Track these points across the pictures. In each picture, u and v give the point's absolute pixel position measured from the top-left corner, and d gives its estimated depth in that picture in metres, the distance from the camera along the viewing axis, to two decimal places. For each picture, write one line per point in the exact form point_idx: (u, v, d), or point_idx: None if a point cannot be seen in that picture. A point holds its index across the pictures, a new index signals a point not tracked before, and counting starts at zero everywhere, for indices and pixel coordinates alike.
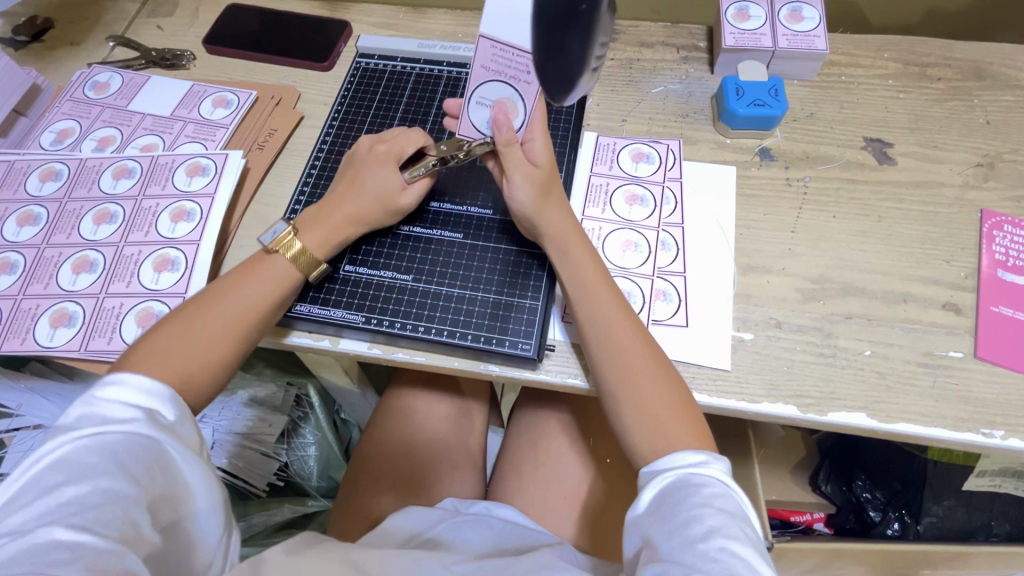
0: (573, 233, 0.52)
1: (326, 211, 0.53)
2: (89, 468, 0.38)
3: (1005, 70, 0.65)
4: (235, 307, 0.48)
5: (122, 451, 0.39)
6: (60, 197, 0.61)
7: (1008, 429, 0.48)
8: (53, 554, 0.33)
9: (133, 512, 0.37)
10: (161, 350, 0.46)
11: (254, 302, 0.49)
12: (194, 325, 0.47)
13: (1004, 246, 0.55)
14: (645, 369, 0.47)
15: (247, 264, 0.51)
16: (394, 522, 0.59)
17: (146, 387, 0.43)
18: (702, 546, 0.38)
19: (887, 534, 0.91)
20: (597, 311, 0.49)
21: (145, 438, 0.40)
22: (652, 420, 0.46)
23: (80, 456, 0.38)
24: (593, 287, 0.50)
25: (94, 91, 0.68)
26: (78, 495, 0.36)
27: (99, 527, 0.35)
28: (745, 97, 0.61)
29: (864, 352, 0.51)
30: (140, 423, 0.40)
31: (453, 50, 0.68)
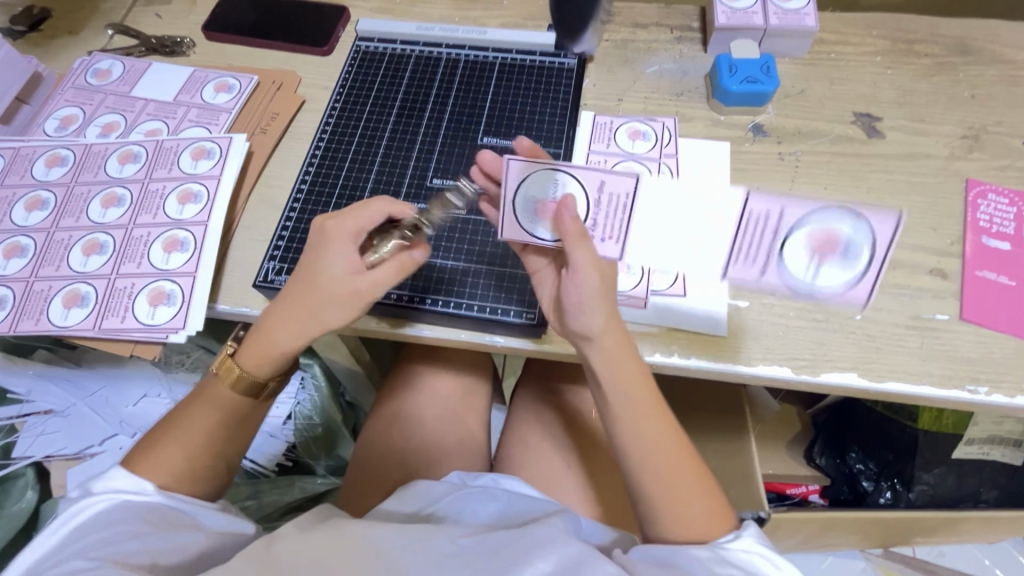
0: (623, 344, 0.48)
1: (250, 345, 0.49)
2: (92, 526, 0.43)
3: (989, 45, 0.67)
4: (224, 413, 0.49)
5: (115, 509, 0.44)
6: (67, 181, 0.61)
7: (991, 386, 0.50)
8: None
9: (140, 541, 0.42)
10: (162, 458, 0.47)
11: (237, 407, 0.50)
12: (192, 432, 0.48)
13: (988, 213, 0.57)
14: (687, 479, 0.48)
15: (205, 386, 0.50)
16: (402, 496, 0.60)
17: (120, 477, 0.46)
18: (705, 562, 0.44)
19: (880, 503, 0.93)
20: (642, 429, 0.48)
21: (135, 492, 0.45)
22: (687, 523, 0.47)
23: (82, 520, 0.44)
24: (634, 400, 0.48)
25: (96, 78, 0.69)
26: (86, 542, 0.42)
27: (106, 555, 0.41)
28: (737, 74, 0.62)
29: (855, 316, 0.53)
30: (123, 482, 0.46)
31: (451, 32, 0.69)
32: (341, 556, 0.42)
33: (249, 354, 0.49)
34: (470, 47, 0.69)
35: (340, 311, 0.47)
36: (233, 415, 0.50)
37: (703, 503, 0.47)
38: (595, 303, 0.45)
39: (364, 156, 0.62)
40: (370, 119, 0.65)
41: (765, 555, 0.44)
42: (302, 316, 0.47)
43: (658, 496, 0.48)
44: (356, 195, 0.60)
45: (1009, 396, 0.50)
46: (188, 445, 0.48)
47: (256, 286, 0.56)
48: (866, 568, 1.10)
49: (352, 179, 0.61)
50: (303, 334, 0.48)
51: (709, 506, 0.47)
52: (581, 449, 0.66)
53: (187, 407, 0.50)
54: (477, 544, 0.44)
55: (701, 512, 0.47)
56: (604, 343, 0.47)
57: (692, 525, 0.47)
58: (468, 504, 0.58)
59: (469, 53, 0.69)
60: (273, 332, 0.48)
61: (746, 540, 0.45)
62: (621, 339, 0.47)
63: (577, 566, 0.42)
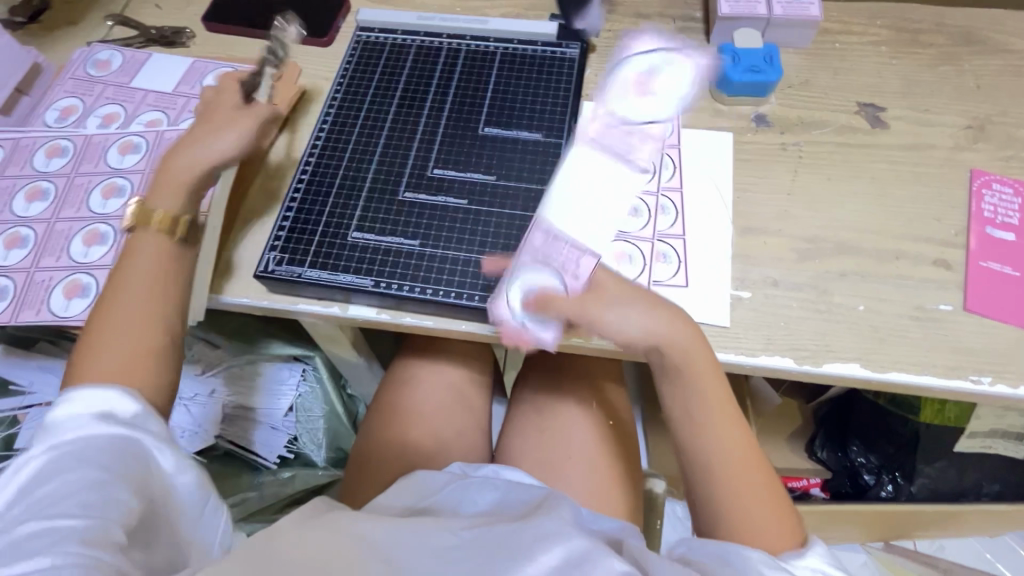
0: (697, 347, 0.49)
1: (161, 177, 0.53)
2: (60, 466, 0.41)
3: (994, 34, 0.67)
4: (132, 287, 0.49)
5: (86, 446, 0.42)
6: (67, 172, 0.61)
7: (995, 376, 0.50)
8: (34, 542, 0.37)
9: (112, 495, 0.41)
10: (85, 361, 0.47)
11: (149, 277, 0.49)
12: (105, 320, 0.48)
13: (992, 203, 0.57)
14: (759, 489, 0.47)
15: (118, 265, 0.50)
16: (403, 486, 0.60)
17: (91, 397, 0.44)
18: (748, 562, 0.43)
19: (882, 496, 0.95)
20: (716, 433, 0.48)
21: (112, 428, 0.43)
22: (760, 532, 0.46)
23: (50, 457, 0.42)
24: (707, 400, 0.48)
25: (96, 69, 0.69)
26: (52, 489, 0.40)
27: (77, 511, 0.39)
28: (741, 65, 0.62)
29: (858, 307, 0.53)
30: (98, 416, 0.44)
31: (452, 22, 0.68)
32: (342, 547, 0.43)
33: (166, 204, 0.51)
34: (471, 38, 0.69)
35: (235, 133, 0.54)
36: (141, 289, 0.49)
37: (771, 514, 0.47)
38: (655, 310, 0.48)
39: (365, 147, 0.62)
40: (370, 109, 0.64)
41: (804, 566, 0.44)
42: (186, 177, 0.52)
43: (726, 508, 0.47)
44: (357, 185, 0.60)
45: (1012, 386, 0.49)
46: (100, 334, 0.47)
47: (257, 276, 0.55)
48: (867, 561, 1.10)
49: (353, 170, 0.61)
50: (222, 150, 0.54)
51: (781, 518, 0.47)
52: (583, 441, 0.66)
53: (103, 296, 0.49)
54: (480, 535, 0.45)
55: (774, 521, 0.46)
56: (675, 347, 0.48)
57: (765, 540, 0.46)
58: (467, 494, 0.58)
59: (470, 43, 0.68)
60: (180, 168, 0.53)
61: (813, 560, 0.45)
62: (701, 355, 0.49)
63: (581, 560, 0.42)
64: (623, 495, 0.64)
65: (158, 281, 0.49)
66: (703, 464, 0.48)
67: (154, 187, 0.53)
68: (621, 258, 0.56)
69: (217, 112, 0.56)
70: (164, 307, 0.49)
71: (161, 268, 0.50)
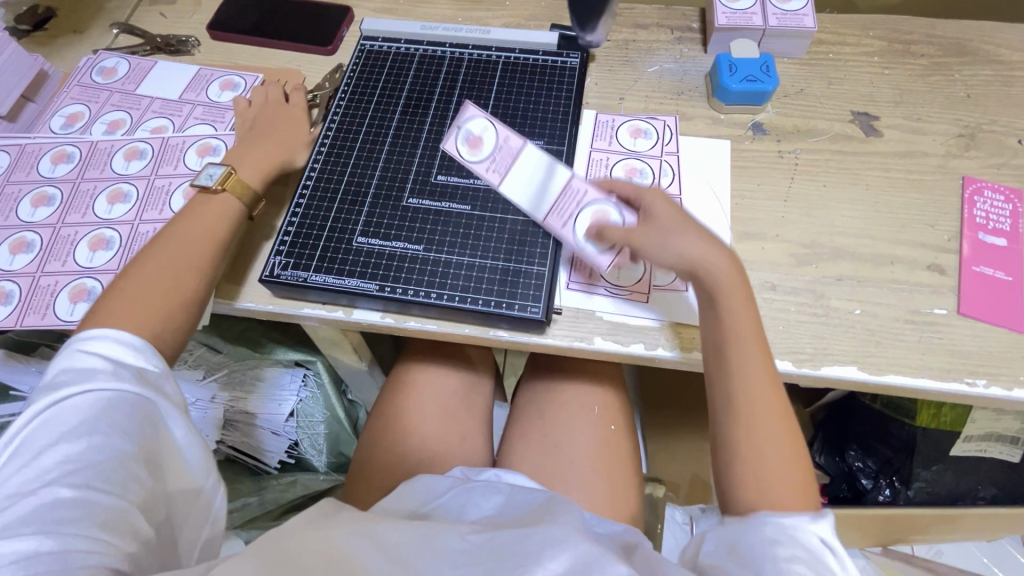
0: (738, 285, 0.50)
1: (245, 156, 0.59)
2: (81, 428, 0.42)
3: (984, 46, 0.68)
4: (193, 234, 0.53)
5: (110, 408, 0.44)
6: (73, 178, 0.62)
7: (989, 378, 0.51)
8: (56, 514, 0.39)
9: (130, 469, 0.43)
10: (134, 288, 0.50)
11: (207, 230, 0.54)
12: (164, 257, 0.52)
13: (984, 210, 0.58)
14: (775, 438, 0.47)
15: (182, 212, 0.55)
16: (406, 490, 0.60)
17: (125, 341, 0.47)
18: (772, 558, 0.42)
19: (878, 500, 0.96)
20: (751, 375, 0.48)
21: (136, 391, 0.45)
22: (774, 489, 0.46)
23: (70, 415, 0.43)
24: (740, 337, 0.49)
25: (102, 76, 0.69)
26: (73, 453, 0.41)
27: (98, 484, 0.41)
28: (737, 74, 0.63)
29: (855, 311, 0.54)
30: (123, 375, 0.45)
31: (455, 32, 0.70)
32: (349, 551, 0.43)
33: (245, 168, 0.58)
34: (473, 47, 0.70)
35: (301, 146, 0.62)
36: (199, 238, 0.53)
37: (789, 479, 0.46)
38: (698, 237, 0.50)
39: (370, 153, 0.63)
40: (375, 116, 0.65)
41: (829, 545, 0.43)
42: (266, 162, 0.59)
43: (745, 451, 0.47)
44: (361, 191, 0.61)
45: (1007, 388, 0.50)
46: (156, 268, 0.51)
47: (262, 281, 0.56)
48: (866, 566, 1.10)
49: (358, 176, 0.61)
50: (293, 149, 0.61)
51: (798, 488, 0.46)
52: (584, 445, 0.66)
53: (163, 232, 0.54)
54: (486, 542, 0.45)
55: (787, 479, 0.46)
56: (716, 274, 0.49)
57: (779, 501, 0.45)
58: (471, 499, 0.58)
59: (473, 52, 0.69)
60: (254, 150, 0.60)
61: (821, 528, 0.43)
62: (743, 295, 0.49)
63: (587, 568, 0.42)
64: (624, 497, 0.64)
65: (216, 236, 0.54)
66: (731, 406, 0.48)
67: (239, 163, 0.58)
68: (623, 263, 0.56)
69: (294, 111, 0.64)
70: (214, 268, 0.53)
71: (216, 233, 0.54)
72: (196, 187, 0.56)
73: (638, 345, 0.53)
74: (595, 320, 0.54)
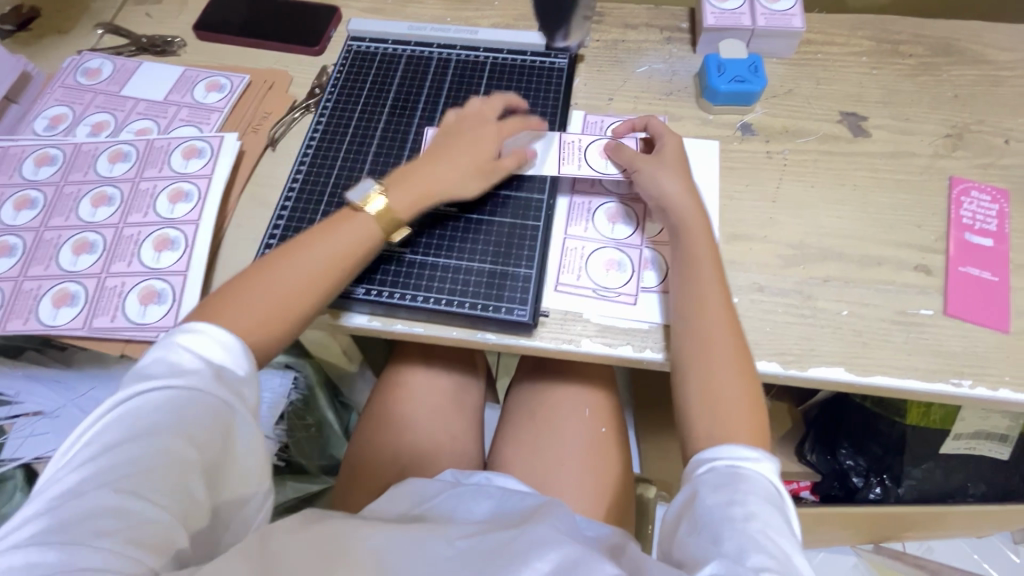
0: (695, 212, 0.53)
1: (413, 175, 0.55)
2: (149, 428, 0.42)
3: (972, 46, 0.69)
4: (322, 256, 0.51)
5: (179, 410, 0.43)
6: (57, 181, 0.61)
7: (975, 379, 0.51)
8: (100, 519, 0.38)
9: (184, 480, 0.41)
10: (238, 298, 0.49)
11: (339, 257, 0.51)
12: (281, 272, 0.50)
13: (971, 210, 0.58)
14: (723, 356, 0.48)
15: (336, 220, 0.53)
16: (394, 495, 0.60)
17: (224, 342, 0.46)
18: (725, 506, 0.42)
19: (870, 498, 0.96)
20: (704, 284, 0.51)
21: (209, 395, 0.44)
22: (728, 412, 0.46)
23: (144, 412, 0.43)
24: (693, 258, 0.52)
25: (86, 77, 0.69)
26: (134, 453, 0.41)
27: (147, 493, 0.40)
28: (726, 74, 0.63)
29: (841, 312, 0.54)
30: (203, 377, 0.44)
31: (442, 32, 0.69)
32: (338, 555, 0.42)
33: (395, 197, 0.54)
34: (461, 47, 0.69)
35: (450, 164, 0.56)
36: (313, 267, 0.51)
37: (745, 408, 0.47)
38: (672, 171, 0.55)
39: (356, 154, 0.63)
40: (361, 117, 0.65)
41: (779, 484, 0.44)
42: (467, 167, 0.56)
43: (696, 357, 0.48)
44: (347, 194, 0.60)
45: (992, 389, 0.51)
46: (264, 285, 0.49)
47: None
48: (857, 563, 1.11)
49: (344, 178, 0.61)
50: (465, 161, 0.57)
51: (752, 415, 0.47)
52: (575, 446, 0.66)
53: (314, 235, 0.52)
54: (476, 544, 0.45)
55: (738, 403, 0.47)
56: (677, 202, 0.54)
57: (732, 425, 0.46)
58: (460, 502, 0.58)
59: (460, 53, 0.69)
60: (432, 173, 0.56)
61: (762, 464, 0.44)
62: (700, 220, 0.53)
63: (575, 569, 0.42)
64: (614, 498, 0.64)
65: (335, 266, 0.51)
66: (687, 316, 0.50)
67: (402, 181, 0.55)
68: (610, 265, 0.56)
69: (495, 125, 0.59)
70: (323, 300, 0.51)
71: (332, 263, 0.51)
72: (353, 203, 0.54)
73: (626, 347, 0.53)
74: (583, 322, 0.54)
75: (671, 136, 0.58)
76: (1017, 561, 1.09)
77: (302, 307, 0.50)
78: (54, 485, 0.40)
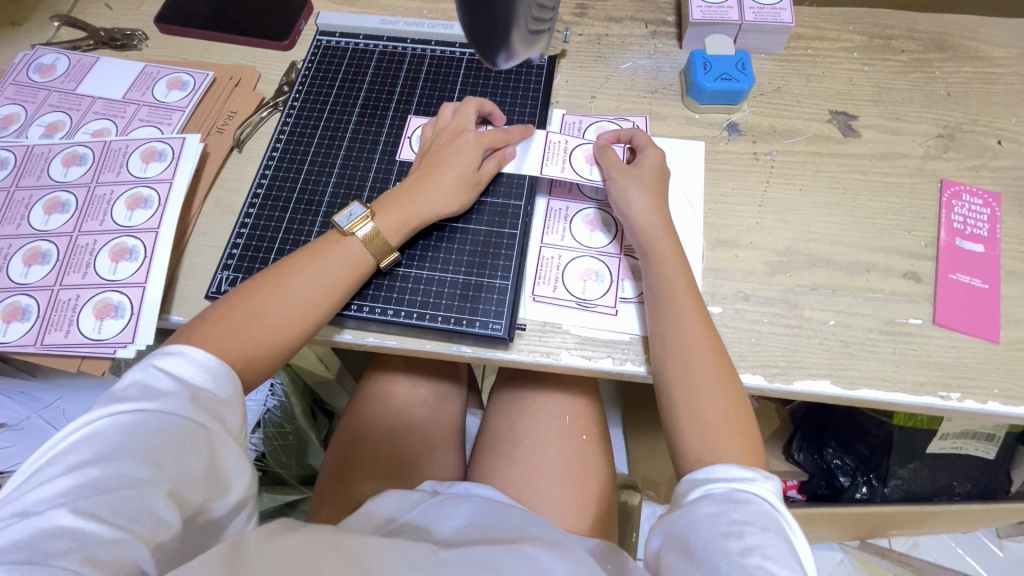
0: (662, 227, 0.52)
1: (404, 195, 0.53)
2: (117, 448, 0.38)
3: (965, 41, 0.66)
4: (314, 279, 0.49)
5: (152, 431, 0.40)
6: (7, 186, 0.58)
7: (964, 391, 0.50)
8: (52, 545, 0.34)
9: (152, 503, 0.37)
10: (221, 322, 0.46)
11: (329, 281, 0.49)
12: (269, 297, 0.48)
13: (962, 214, 0.57)
14: (710, 380, 0.46)
15: (321, 243, 0.51)
16: (372, 504, 0.57)
17: (202, 362, 0.43)
18: (721, 539, 0.39)
19: (856, 498, 0.94)
20: (684, 310, 0.48)
21: (186, 416, 0.41)
22: (717, 438, 0.45)
23: (114, 431, 0.39)
24: (670, 278, 0.50)
25: (39, 74, 0.65)
26: (96, 476, 0.37)
27: (110, 517, 0.36)
28: (712, 72, 0.61)
29: (829, 322, 0.52)
30: (179, 397, 0.41)
31: (416, 26, 0.66)
32: (316, 561, 0.39)
33: (386, 217, 0.52)
34: (436, 43, 0.66)
35: (443, 177, 0.54)
36: (295, 299, 0.48)
37: (732, 428, 0.45)
38: (645, 188, 0.53)
39: (325, 157, 0.60)
40: (331, 118, 0.62)
41: (775, 506, 0.41)
42: (458, 184, 0.54)
43: (675, 373, 0.47)
44: (315, 200, 0.57)
45: (981, 402, 0.49)
46: (251, 309, 0.47)
47: (209, 298, 0.53)
48: (843, 559, 1.11)
49: (312, 183, 0.58)
50: (453, 169, 0.54)
51: (739, 431, 0.45)
52: (557, 456, 0.65)
53: (303, 258, 0.50)
54: (460, 560, 0.43)
55: (726, 427, 0.45)
56: (648, 222, 0.52)
57: (722, 453, 0.44)
58: (441, 512, 0.56)
59: (435, 48, 0.66)
60: (421, 191, 0.53)
61: (764, 485, 0.41)
62: (671, 241, 0.51)
63: None
64: (598, 511, 0.63)
65: (325, 292, 0.49)
66: (673, 343, 0.48)
67: (391, 203, 0.53)
68: (590, 274, 0.54)
69: (478, 133, 0.56)
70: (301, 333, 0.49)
71: (318, 294, 0.49)
72: (337, 227, 0.52)
73: (606, 360, 0.51)
74: (563, 333, 0.52)
75: (654, 152, 0.55)
76: (1001, 555, 1.10)
77: (292, 335, 0.48)
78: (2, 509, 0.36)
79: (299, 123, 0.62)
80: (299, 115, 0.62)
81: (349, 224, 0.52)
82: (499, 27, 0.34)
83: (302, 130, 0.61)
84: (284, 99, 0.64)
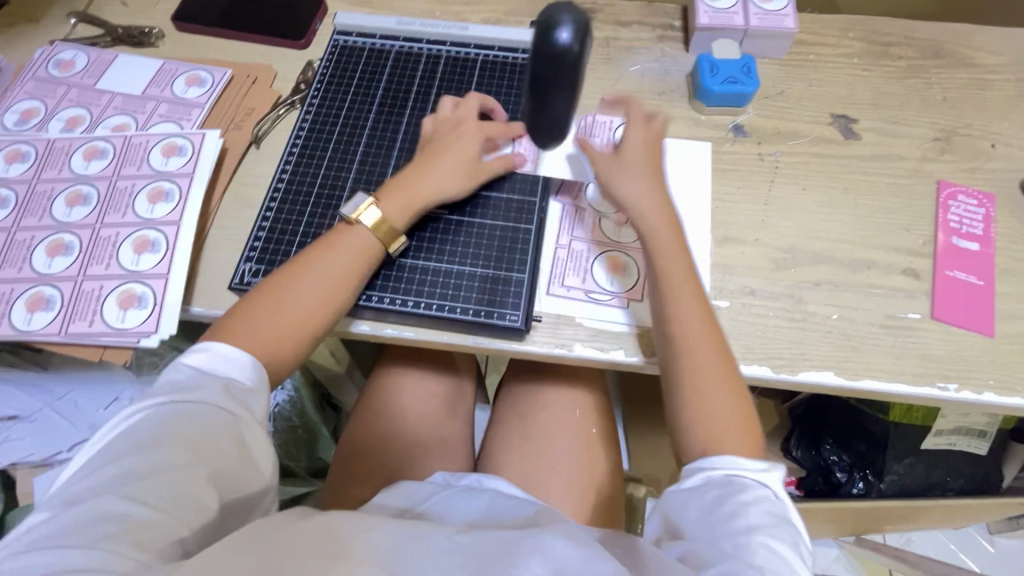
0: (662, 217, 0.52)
1: (407, 182, 0.55)
2: (152, 440, 0.40)
3: (960, 48, 0.69)
4: (330, 271, 0.50)
5: (185, 422, 0.41)
6: (29, 179, 0.59)
7: (961, 383, 0.52)
8: (96, 530, 0.35)
9: (191, 489, 0.39)
10: (248, 317, 0.48)
11: (344, 271, 0.51)
12: (291, 289, 0.49)
13: (958, 214, 0.59)
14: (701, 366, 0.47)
15: (329, 235, 0.53)
16: (387, 495, 0.59)
17: (234, 353, 0.45)
18: (744, 538, 0.40)
19: (852, 493, 0.96)
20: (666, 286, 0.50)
21: (218, 405, 0.42)
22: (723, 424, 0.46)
23: (149, 425, 0.41)
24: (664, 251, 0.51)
25: (58, 70, 0.66)
26: (134, 466, 0.39)
27: (149, 503, 0.37)
28: (719, 75, 0.63)
29: (832, 316, 0.54)
30: (212, 388, 0.43)
31: (432, 27, 0.68)
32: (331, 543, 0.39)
33: (390, 201, 0.54)
34: (451, 43, 0.68)
35: (448, 164, 0.56)
36: (315, 292, 0.49)
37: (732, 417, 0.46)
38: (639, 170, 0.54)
39: (344, 154, 0.61)
40: (349, 115, 0.63)
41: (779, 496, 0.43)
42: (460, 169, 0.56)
43: (682, 376, 0.48)
44: (335, 195, 0.59)
45: (977, 392, 0.51)
46: (274, 302, 0.49)
47: (231, 289, 0.54)
48: (838, 555, 1.13)
49: (331, 179, 0.60)
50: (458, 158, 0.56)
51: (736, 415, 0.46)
52: (564, 446, 0.66)
53: (315, 252, 0.52)
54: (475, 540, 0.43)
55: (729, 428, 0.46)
56: (643, 207, 0.52)
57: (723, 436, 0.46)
58: (454, 504, 0.57)
59: (450, 49, 0.67)
60: (421, 175, 0.55)
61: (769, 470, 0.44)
62: (667, 221, 0.52)
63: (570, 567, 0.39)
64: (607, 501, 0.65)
65: (340, 283, 0.50)
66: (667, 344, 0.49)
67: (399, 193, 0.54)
68: (607, 268, 0.56)
69: (476, 122, 0.59)
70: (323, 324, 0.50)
71: (335, 287, 0.50)
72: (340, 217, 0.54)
73: (618, 351, 0.53)
74: (575, 326, 0.54)
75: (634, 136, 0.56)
76: (991, 551, 1.13)
77: (314, 324, 0.49)
78: (44, 506, 0.37)
79: (318, 119, 0.63)
80: (319, 111, 0.64)
81: (354, 213, 0.53)
82: (560, 115, 0.53)
83: (321, 127, 0.63)
84: (302, 97, 0.65)
